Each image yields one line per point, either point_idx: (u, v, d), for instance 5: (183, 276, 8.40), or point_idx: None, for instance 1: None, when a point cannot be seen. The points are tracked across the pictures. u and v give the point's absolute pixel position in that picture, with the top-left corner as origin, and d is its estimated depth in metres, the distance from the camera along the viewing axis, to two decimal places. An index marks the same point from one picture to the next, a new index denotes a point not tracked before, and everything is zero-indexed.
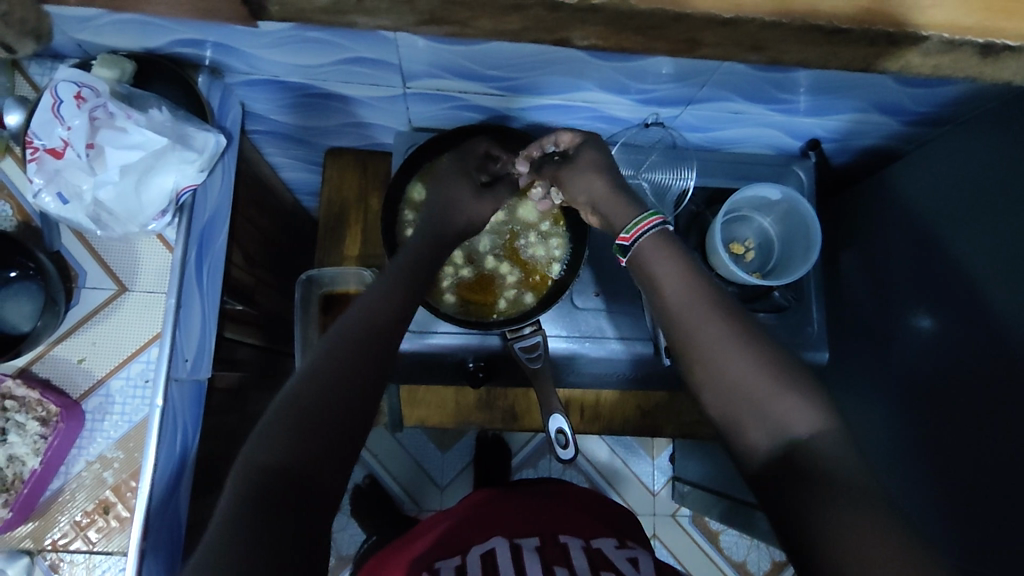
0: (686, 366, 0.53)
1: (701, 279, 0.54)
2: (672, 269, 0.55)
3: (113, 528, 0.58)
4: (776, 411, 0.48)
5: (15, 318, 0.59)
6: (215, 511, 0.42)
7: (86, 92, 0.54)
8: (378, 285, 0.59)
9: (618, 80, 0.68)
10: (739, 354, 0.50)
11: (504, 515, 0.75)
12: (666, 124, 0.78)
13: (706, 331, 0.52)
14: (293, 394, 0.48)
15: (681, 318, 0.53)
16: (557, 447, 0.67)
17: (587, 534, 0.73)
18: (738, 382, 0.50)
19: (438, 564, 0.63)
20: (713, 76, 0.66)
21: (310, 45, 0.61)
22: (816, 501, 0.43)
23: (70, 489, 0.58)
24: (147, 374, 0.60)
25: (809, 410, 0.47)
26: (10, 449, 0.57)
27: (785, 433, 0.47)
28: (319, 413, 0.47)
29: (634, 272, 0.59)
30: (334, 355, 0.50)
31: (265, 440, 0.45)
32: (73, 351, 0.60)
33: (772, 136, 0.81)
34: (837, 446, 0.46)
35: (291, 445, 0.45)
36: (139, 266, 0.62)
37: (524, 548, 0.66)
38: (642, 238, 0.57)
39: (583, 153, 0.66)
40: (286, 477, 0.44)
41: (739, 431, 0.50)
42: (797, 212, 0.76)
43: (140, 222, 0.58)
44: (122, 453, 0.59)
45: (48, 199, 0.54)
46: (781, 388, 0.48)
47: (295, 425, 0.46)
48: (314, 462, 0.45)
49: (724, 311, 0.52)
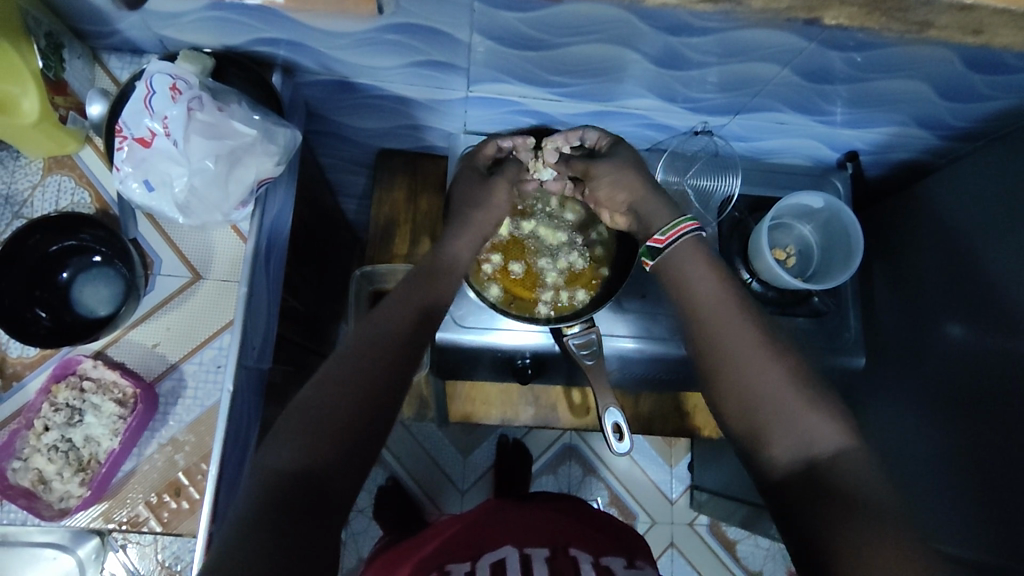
0: (709, 377, 0.56)
1: (729, 299, 0.57)
2: (705, 283, 0.59)
3: (183, 511, 0.59)
4: (800, 428, 0.50)
5: (92, 302, 0.61)
6: (230, 511, 0.44)
7: (180, 84, 0.56)
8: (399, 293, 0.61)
9: (672, 89, 0.71)
10: (765, 369, 0.53)
11: (513, 525, 0.74)
12: (713, 133, 0.80)
13: (731, 344, 0.55)
14: (308, 397, 0.50)
15: (705, 325, 0.57)
16: (611, 442, 0.67)
17: (599, 549, 0.71)
18: (762, 398, 0.52)
19: (449, 568, 0.64)
20: (766, 86, 0.69)
21: (385, 47, 0.63)
22: (831, 515, 0.46)
23: (142, 471, 0.59)
24: (219, 360, 0.61)
25: (833, 428, 0.50)
26: (86, 430, 0.59)
27: (808, 449, 0.50)
28: (336, 418, 0.49)
29: (665, 283, 0.62)
30: (354, 361, 0.52)
31: (281, 444, 0.47)
32: (148, 336, 0.61)
33: (812, 147, 0.84)
34: (856, 465, 0.48)
35: (305, 448, 0.47)
36: (213, 255, 0.63)
37: (533, 560, 0.65)
38: (679, 239, 0.62)
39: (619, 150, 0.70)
40: (298, 480, 0.46)
41: (761, 444, 0.52)
42: (839, 221, 0.78)
43: (222, 211, 0.60)
44: (193, 436, 0.60)
45: (135, 185, 0.56)
46: (808, 406, 0.51)
47: (309, 426, 0.48)
48: (328, 467, 0.47)
49: (747, 326, 0.55)
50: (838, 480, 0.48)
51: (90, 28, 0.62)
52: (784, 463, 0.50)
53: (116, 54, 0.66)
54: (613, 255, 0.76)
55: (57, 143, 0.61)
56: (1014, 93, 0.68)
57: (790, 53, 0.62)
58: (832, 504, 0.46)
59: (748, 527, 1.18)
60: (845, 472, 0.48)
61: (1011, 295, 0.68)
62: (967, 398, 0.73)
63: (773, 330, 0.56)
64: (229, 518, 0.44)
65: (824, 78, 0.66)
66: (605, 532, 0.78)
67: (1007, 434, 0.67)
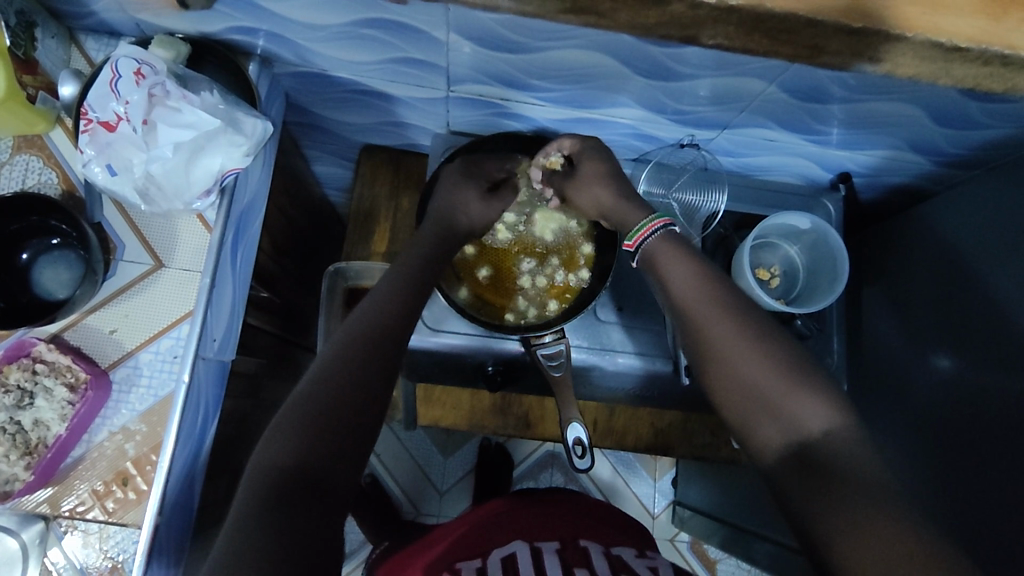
0: (699, 366, 0.54)
1: (709, 283, 0.55)
2: (687, 270, 0.56)
3: (130, 500, 0.59)
4: (790, 408, 0.48)
5: (52, 284, 0.61)
6: (228, 517, 0.43)
7: (145, 69, 0.55)
8: (386, 285, 0.59)
9: (657, 99, 0.69)
10: (750, 354, 0.51)
11: (518, 517, 0.73)
12: (700, 146, 0.79)
13: (718, 333, 0.52)
14: (303, 391, 0.49)
15: (692, 317, 0.54)
16: (574, 458, 0.67)
17: (607, 541, 0.70)
18: (750, 382, 0.50)
19: (459, 566, 0.62)
20: (753, 102, 0.67)
21: (360, 41, 0.62)
22: (828, 499, 0.44)
23: (91, 458, 0.59)
24: (176, 350, 0.61)
25: (822, 405, 0.48)
26: (36, 413, 0.58)
27: (797, 429, 0.48)
28: (332, 411, 0.48)
29: (649, 274, 0.60)
30: (346, 352, 0.51)
31: (274, 442, 0.46)
32: (105, 322, 0.61)
33: (803, 166, 0.82)
34: (850, 442, 0.46)
35: (302, 444, 0.46)
36: (176, 245, 0.62)
37: (544, 551, 0.64)
38: (648, 240, 0.59)
39: (585, 164, 0.67)
40: (296, 476, 0.44)
41: (751, 429, 0.50)
42: (826, 242, 0.76)
43: (185, 199, 0.59)
44: (145, 426, 0.60)
45: (97, 169, 0.56)
46: (793, 384, 0.49)
47: (304, 421, 0.47)
48: (325, 461, 0.46)
49: (731, 311, 0.53)
50: (833, 459, 0.46)
51: (65, 8, 0.61)
52: (776, 445, 0.49)
53: (94, 35, 0.65)
54: (593, 259, 0.74)
55: (27, 124, 0.60)
56: (1010, 122, 0.66)
57: (777, 69, 0.60)
58: (826, 487, 0.45)
59: (727, 548, 1.16)
60: (837, 451, 0.46)
61: (997, 311, 0.67)
62: (948, 425, 0.71)
63: (753, 311, 0.53)
64: (229, 522, 0.43)
65: (811, 97, 0.64)
66: (612, 520, 0.77)
67: (987, 469, 0.64)
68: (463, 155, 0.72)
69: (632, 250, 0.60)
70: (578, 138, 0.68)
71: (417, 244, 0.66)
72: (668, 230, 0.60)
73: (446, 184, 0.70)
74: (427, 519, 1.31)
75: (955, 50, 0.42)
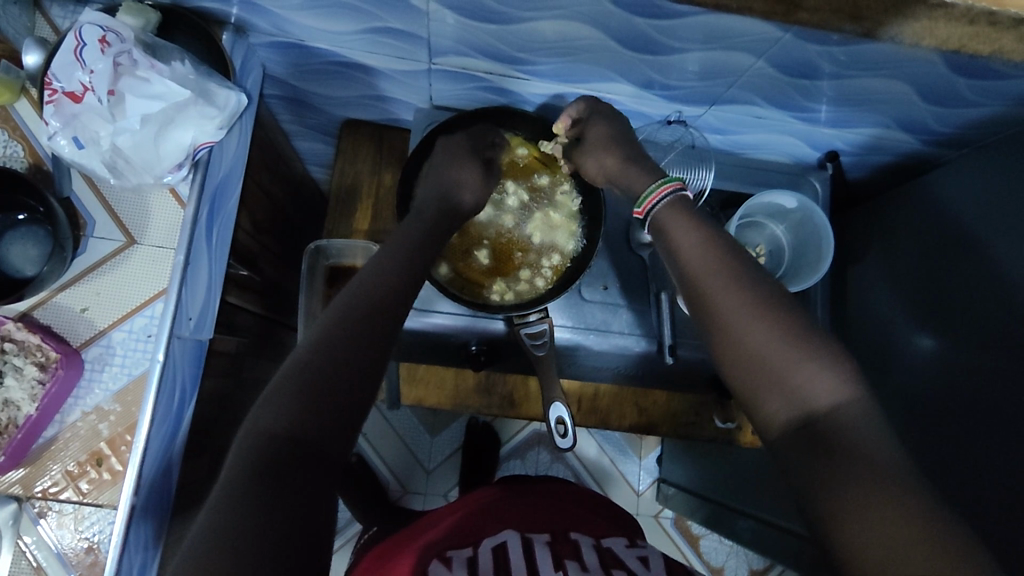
0: (710, 339, 0.53)
1: (723, 254, 0.54)
2: (695, 240, 0.55)
3: (105, 481, 0.58)
4: (795, 380, 0.48)
5: (19, 260, 0.59)
6: (219, 476, 0.42)
7: (111, 36, 0.53)
8: (382, 256, 0.58)
9: (644, 73, 0.67)
10: (759, 323, 0.50)
11: (510, 507, 0.73)
12: (688, 123, 0.78)
13: (733, 299, 0.51)
14: (300, 355, 0.47)
15: (706, 288, 0.53)
16: (556, 436, 0.66)
17: (597, 533, 0.70)
18: (759, 353, 0.49)
19: (449, 554, 0.61)
20: (742, 77, 0.66)
21: (337, 10, 0.60)
22: (835, 474, 0.44)
23: (63, 438, 0.58)
24: (150, 329, 0.59)
25: (831, 378, 0.47)
26: (5, 393, 0.57)
27: (804, 403, 0.47)
28: (330, 380, 0.46)
29: (659, 242, 0.59)
30: (342, 325, 0.49)
31: (270, 405, 0.45)
32: (76, 300, 0.59)
33: (791, 144, 0.81)
34: (858, 417, 0.45)
35: (297, 410, 0.44)
36: (149, 220, 0.61)
37: (535, 542, 0.64)
38: (657, 208, 0.59)
39: (591, 127, 0.67)
40: (289, 442, 0.43)
41: (758, 401, 0.50)
42: (811, 221, 0.76)
43: (155, 173, 0.58)
44: (119, 406, 0.59)
45: (64, 142, 0.54)
46: (802, 356, 0.48)
47: (297, 389, 0.45)
48: (317, 432, 0.45)
49: (739, 282, 0.52)
50: (840, 434, 0.45)
51: None
52: (781, 419, 0.48)
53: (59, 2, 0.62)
54: (581, 239, 0.74)
55: None
56: (999, 100, 0.65)
57: (766, 43, 0.58)
58: (829, 460, 0.44)
59: (709, 524, 1.17)
60: (845, 424, 0.45)
61: (985, 296, 0.66)
62: (928, 409, 0.71)
63: (768, 287, 0.52)
64: (217, 485, 0.41)
65: (803, 72, 0.63)
66: (603, 516, 0.77)
67: (965, 448, 0.65)
68: (466, 124, 0.71)
69: (642, 217, 0.60)
70: (581, 106, 0.68)
71: (416, 215, 0.64)
72: (680, 195, 0.59)
73: (453, 152, 0.68)
74: (413, 497, 1.31)
75: (938, 6, 0.45)
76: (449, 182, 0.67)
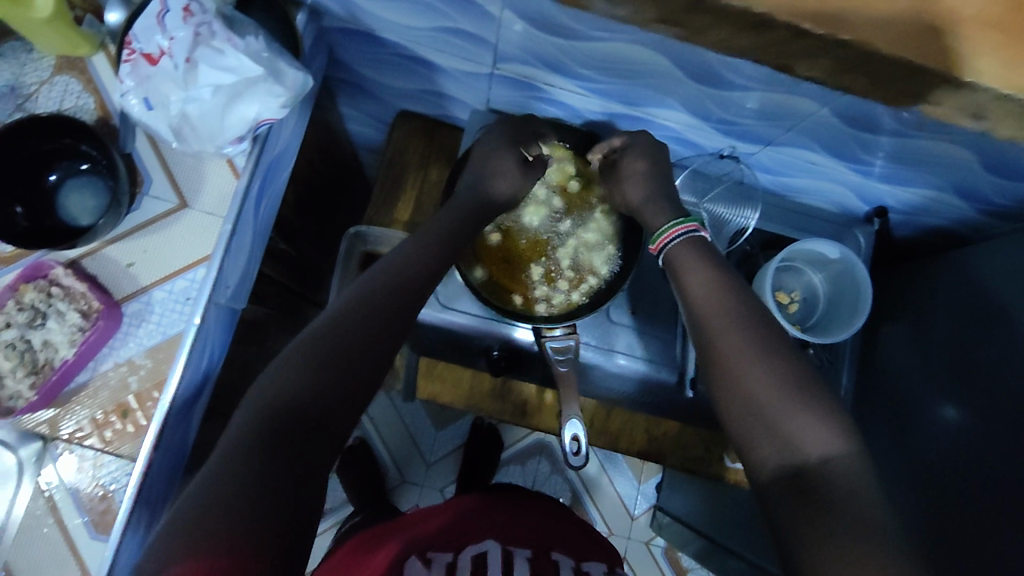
0: (710, 381, 0.54)
1: (732, 292, 0.56)
2: (705, 278, 0.57)
3: (127, 434, 0.59)
4: (789, 428, 0.48)
5: (77, 209, 0.61)
6: (224, 432, 0.43)
7: (194, 6, 0.55)
8: (407, 245, 0.59)
9: (704, 105, 0.67)
10: (758, 372, 0.51)
11: (492, 521, 0.72)
12: (740, 160, 0.77)
13: (735, 339, 0.53)
14: (315, 330, 0.49)
15: (712, 324, 0.54)
16: (569, 453, 0.66)
17: (579, 556, 0.70)
18: (756, 398, 0.50)
19: (431, 555, 0.61)
20: (803, 121, 0.65)
21: (412, 6, 0.61)
22: (820, 530, 0.43)
23: (93, 386, 0.59)
24: (189, 292, 0.61)
25: (824, 431, 0.47)
26: (45, 334, 0.58)
27: (795, 453, 0.47)
28: (341, 356, 0.48)
29: (670, 277, 0.61)
30: (360, 305, 0.51)
31: (282, 371, 0.46)
32: (124, 254, 0.61)
33: (840, 194, 0.80)
34: (849, 471, 0.45)
35: (307, 379, 0.46)
36: (203, 187, 0.62)
37: (516, 557, 0.64)
38: (671, 243, 0.61)
39: (629, 160, 0.67)
40: (296, 409, 0.44)
41: (750, 447, 0.50)
42: (851, 275, 0.75)
43: (216, 143, 0.59)
44: (150, 362, 0.60)
45: (135, 101, 0.56)
46: (797, 406, 0.48)
47: (309, 359, 0.47)
48: (322, 406, 0.46)
49: (744, 326, 0.53)
50: (829, 488, 0.45)
51: None
52: (771, 466, 0.48)
53: None
54: (617, 254, 0.73)
55: (70, 45, 0.59)
56: None
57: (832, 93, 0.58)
58: (817, 514, 0.44)
59: (700, 559, 1.17)
60: (835, 477, 0.45)
61: (1006, 384, 0.65)
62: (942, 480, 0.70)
63: (778, 336, 0.53)
64: (221, 440, 0.43)
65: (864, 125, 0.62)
66: (585, 538, 0.77)
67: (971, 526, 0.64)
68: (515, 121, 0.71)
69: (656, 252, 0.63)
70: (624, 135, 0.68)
71: (452, 205, 0.67)
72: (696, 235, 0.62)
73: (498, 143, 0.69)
74: (410, 487, 1.33)
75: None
76: (481, 173, 0.68)
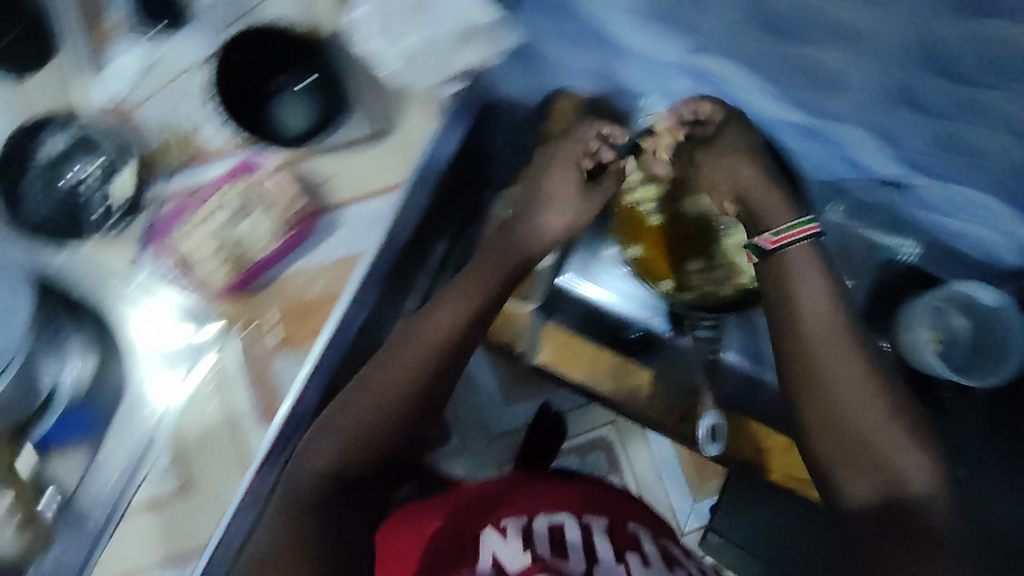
0: (796, 397, 0.59)
1: (834, 319, 0.59)
2: (816, 302, 0.59)
3: (302, 330, 0.68)
4: (877, 469, 0.51)
5: (290, 117, 0.66)
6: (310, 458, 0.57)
7: None
8: (448, 302, 0.64)
9: (870, 135, 0.57)
10: (848, 380, 0.57)
11: (570, 490, 0.73)
12: (904, 190, 0.63)
13: (833, 372, 0.57)
14: (380, 361, 0.63)
15: (801, 361, 0.59)
16: (706, 440, 0.77)
17: (655, 531, 0.71)
18: (844, 441, 0.54)
19: (506, 520, 0.63)
20: (992, 157, 0.52)
21: None
22: None
23: (286, 282, 0.69)
24: (382, 217, 0.69)
25: (919, 467, 0.54)
26: (243, 230, 0.66)
27: (874, 493, 0.50)
28: (402, 402, 0.61)
29: (773, 296, 0.61)
30: (407, 359, 0.62)
31: (352, 413, 0.61)
32: (324, 170, 0.69)
33: (1003, 248, 0.64)
34: (931, 515, 0.49)
35: (376, 431, 0.60)
36: (402, 122, 0.70)
37: (594, 528, 0.64)
38: (788, 246, 0.61)
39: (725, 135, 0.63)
40: (363, 446, 0.57)
41: (821, 476, 0.55)
42: (1000, 321, 0.71)
43: (432, 78, 0.67)
44: (335, 270, 0.69)
45: (373, 31, 0.65)
46: (889, 455, 0.52)
47: (373, 414, 0.60)
48: (401, 419, 0.61)
49: (847, 362, 0.57)
50: None
51: None
52: (846, 496, 0.52)
53: None
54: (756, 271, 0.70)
55: None
56: None
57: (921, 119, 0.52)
58: None
59: None
60: None
61: None
62: None
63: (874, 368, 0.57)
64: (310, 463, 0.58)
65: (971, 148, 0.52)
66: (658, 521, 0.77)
67: None
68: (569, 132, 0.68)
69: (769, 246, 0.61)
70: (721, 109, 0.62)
71: (494, 252, 0.68)
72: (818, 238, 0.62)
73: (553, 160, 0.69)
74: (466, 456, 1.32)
75: None
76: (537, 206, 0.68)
